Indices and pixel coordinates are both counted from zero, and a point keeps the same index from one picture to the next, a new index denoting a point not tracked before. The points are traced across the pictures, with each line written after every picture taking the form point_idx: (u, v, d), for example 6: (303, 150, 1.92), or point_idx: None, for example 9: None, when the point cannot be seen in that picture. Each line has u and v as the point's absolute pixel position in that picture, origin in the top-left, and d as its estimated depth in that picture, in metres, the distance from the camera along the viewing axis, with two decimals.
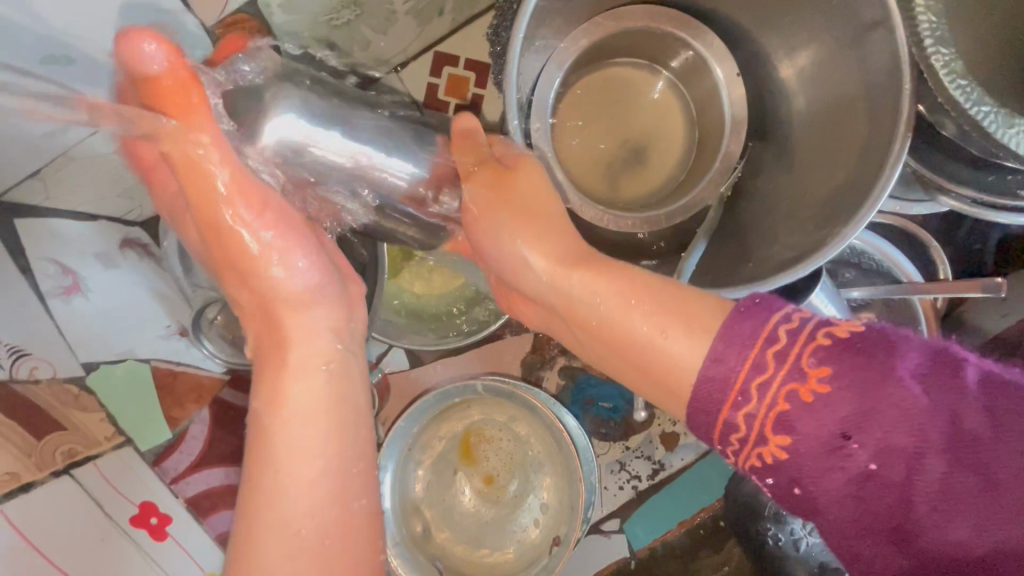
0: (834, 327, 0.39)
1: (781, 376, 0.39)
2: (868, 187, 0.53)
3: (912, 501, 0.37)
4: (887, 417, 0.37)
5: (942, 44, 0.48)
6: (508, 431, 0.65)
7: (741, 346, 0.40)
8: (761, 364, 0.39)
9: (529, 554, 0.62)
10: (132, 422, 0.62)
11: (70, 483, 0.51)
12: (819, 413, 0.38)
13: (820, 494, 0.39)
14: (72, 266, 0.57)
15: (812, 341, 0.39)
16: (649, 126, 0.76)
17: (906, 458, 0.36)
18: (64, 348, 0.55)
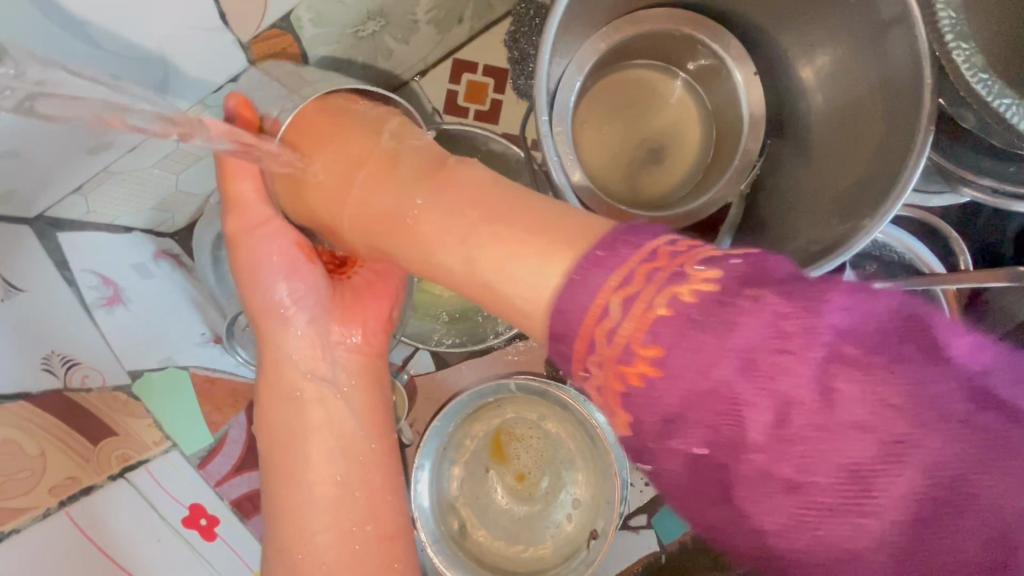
0: (833, 315, 0.32)
1: (645, 311, 0.34)
2: (890, 179, 0.54)
3: (807, 466, 0.32)
4: (776, 369, 0.32)
5: (964, 40, 0.50)
6: (538, 429, 0.66)
7: (612, 274, 0.35)
8: (633, 293, 0.35)
9: (565, 550, 0.63)
10: (177, 427, 0.64)
11: (125, 486, 0.53)
12: (691, 358, 0.33)
13: (692, 458, 0.34)
14: (112, 278, 0.60)
15: (686, 276, 0.34)
16: (668, 127, 0.77)
17: (809, 411, 0.32)
18: (109, 357, 0.57)
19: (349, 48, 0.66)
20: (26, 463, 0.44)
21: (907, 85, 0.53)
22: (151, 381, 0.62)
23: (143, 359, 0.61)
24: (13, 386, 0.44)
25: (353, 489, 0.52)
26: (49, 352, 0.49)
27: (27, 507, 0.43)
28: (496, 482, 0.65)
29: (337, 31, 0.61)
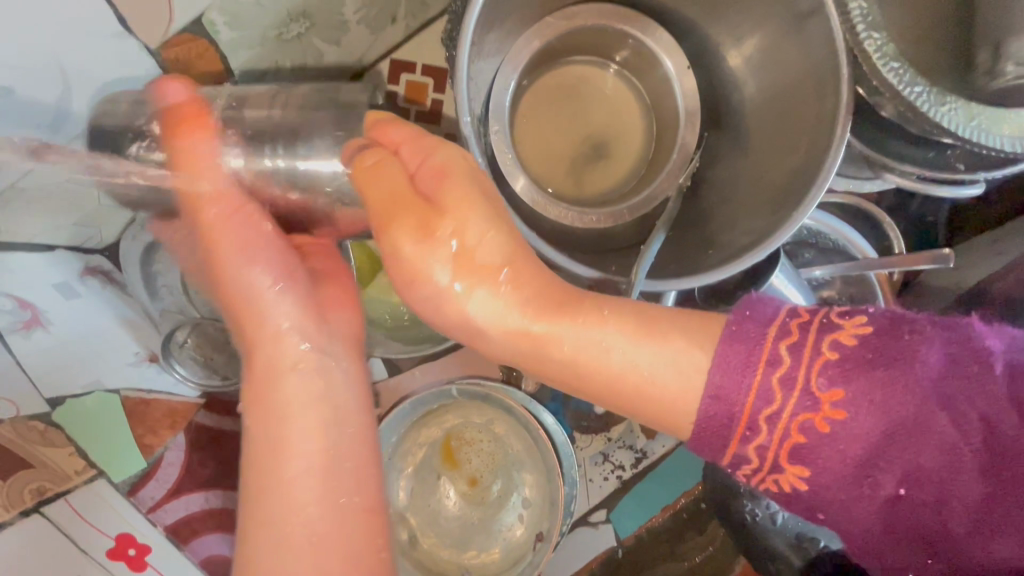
0: (839, 335, 0.37)
1: (792, 403, 0.37)
2: (814, 168, 0.54)
3: (949, 519, 0.37)
4: (910, 442, 0.36)
5: (874, 29, 0.51)
6: (487, 432, 0.66)
7: (741, 372, 0.37)
8: (776, 361, 0.37)
9: (516, 553, 0.63)
10: (103, 454, 0.61)
11: (40, 520, 0.50)
12: (841, 443, 0.37)
13: (844, 519, 0.39)
14: (30, 300, 0.54)
15: (821, 356, 0.37)
16: (608, 121, 0.77)
17: (933, 479, 0.37)
18: (27, 386, 0.53)
19: (276, 52, 0.63)
20: None
21: (828, 75, 0.54)
22: (75, 408, 0.59)
23: (67, 385, 0.58)
24: None
25: (328, 449, 0.43)
26: None
27: None
28: (446, 488, 0.65)
29: (258, 34, 0.59)
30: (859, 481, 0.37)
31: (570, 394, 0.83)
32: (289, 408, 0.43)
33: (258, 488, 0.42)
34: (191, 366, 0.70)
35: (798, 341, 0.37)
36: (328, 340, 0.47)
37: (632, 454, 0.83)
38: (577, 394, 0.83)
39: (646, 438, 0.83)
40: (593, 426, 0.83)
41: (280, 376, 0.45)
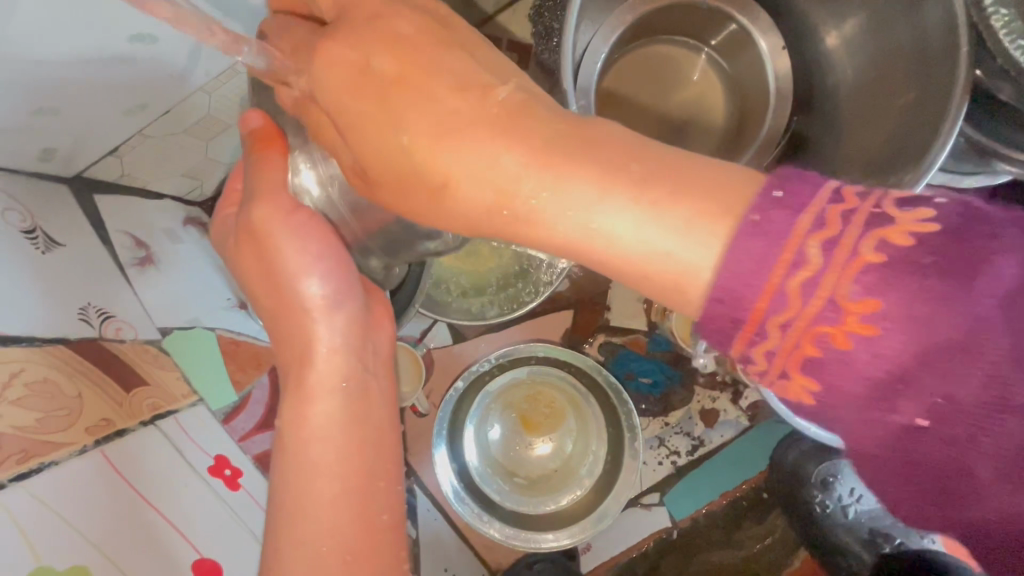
0: (887, 231, 0.28)
1: (831, 269, 0.28)
2: (913, 152, 0.51)
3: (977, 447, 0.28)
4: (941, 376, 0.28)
5: (1004, 3, 0.47)
6: (564, 401, 0.75)
7: (766, 245, 0.29)
8: (825, 219, 0.28)
9: (586, 505, 0.72)
10: (200, 380, 0.64)
11: (104, 461, 0.45)
12: (875, 346, 0.28)
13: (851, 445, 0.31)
14: (144, 241, 0.63)
15: (857, 255, 0.28)
16: (689, 108, 0.75)
17: (973, 417, 0.28)
18: (139, 311, 0.59)
19: None
20: (64, 402, 0.44)
21: (935, 68, 0.52)
22: (180, 337, 0.63)
23: (172, 318, 0.63)
24: (53, 328, 0.47)
25: (364, 442, 0.45)
26: (85, 303, 0.52)
27: (67, 442, 0.43)
28: (536, 447, 0.75)
29: None
30: (875, 402, 0.29)
31: (631, 374, 0.79)
32: (314, 434, 0.43)
33: (280, 456, 0.44)
34: None
35: (831, 231, 0.28)
36: (370, 358, 0.47)
37: (689, 441, 0.79)
38: (638, 375, 0.79)
39: (706, 425, 0.79)
40: (652, 409, 0.79)
41: (306, 397, 0.44)
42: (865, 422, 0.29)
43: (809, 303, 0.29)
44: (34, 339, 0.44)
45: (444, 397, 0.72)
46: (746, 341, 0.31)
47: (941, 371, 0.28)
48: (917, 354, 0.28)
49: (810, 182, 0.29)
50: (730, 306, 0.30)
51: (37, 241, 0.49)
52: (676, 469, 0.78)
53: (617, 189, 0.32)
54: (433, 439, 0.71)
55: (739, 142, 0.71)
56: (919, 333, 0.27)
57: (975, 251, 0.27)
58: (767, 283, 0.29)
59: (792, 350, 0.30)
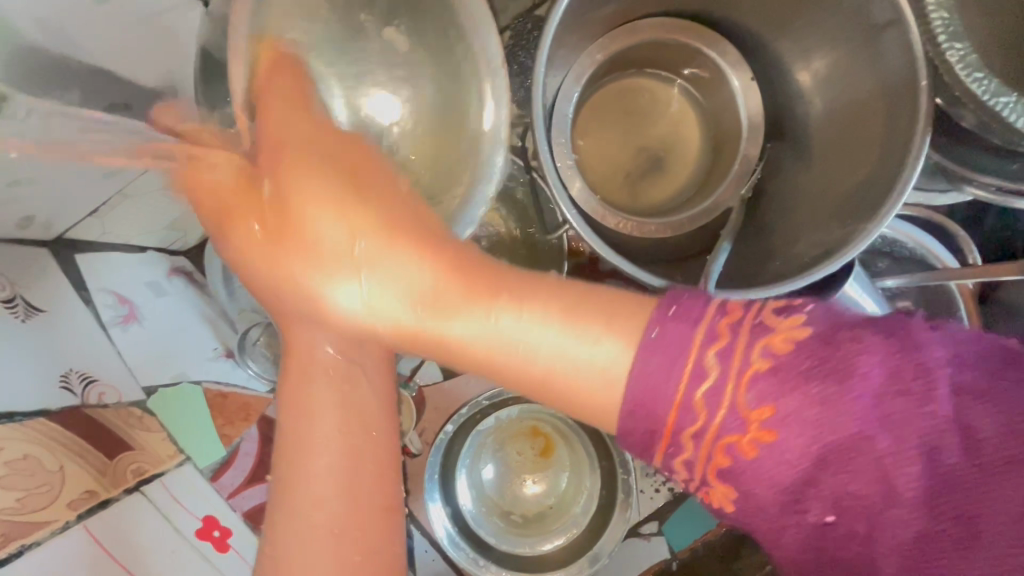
0: (772, 339, 0.35)
1: (724, 383, 0.35)
2: (875, 201, 0.54)
3: (884, 552, 0.34)
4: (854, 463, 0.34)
5: (956, 40, 0.50)
6: (558, 439, 0.75)
7: (672, 357, 0.36)
8: (715, 331, 0.35)
9: (583, 543, 0.71)
10: (188, 439, 0.64)
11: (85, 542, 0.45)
12: (778, 447, 0.35)
13: (789, 537, 0.36)
14: (128, 297, 0.62)
15: (748, 367, 0.35)
16: (666, 139, 0.76)
17: (909, 502, 0.34)
18: (124, 373, 0.58)
19: None
20: (45, 478, 0.44)
21: (903, 109, 0.54)
22: (167, 396, 0.63)
23: (157, 376, 0.62)
24: (34, 400, 0.46)
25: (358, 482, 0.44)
26: (67, 369, 0.51)
27: (49, 520, 0.43)
28: (527, 486, 0.75)
29: None
30: (790, 505, 0.35)
31: None
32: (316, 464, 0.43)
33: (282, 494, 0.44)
34: (261, 362, 0.72)
35: (723, 342, 0.35)
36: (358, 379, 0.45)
37: None
38: None
39: None
40: None
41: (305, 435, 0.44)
42: (789, 526, 0.36)
43: (723, 402, 0.35)
44: (13, 416, 0.44)
45: (435, 439, 0.72)
46: (664, 453, 0.37)
47: (843, 475, 0.34)
48: (815, 458, 0.34)
49: (696, 304, 0.36)
50: (643, 418, 0.36)
51: (17, 310, 0.48)
52: (673, 496, 0.78)
53: (548, 313, 0.39)
54: (425, 484, 0.71)
55: (714, 173, 0.73)
56: (818, 437, 0.34)
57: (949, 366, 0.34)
58: (679, 372, 0.35)
59: (707, 459, 0.36)
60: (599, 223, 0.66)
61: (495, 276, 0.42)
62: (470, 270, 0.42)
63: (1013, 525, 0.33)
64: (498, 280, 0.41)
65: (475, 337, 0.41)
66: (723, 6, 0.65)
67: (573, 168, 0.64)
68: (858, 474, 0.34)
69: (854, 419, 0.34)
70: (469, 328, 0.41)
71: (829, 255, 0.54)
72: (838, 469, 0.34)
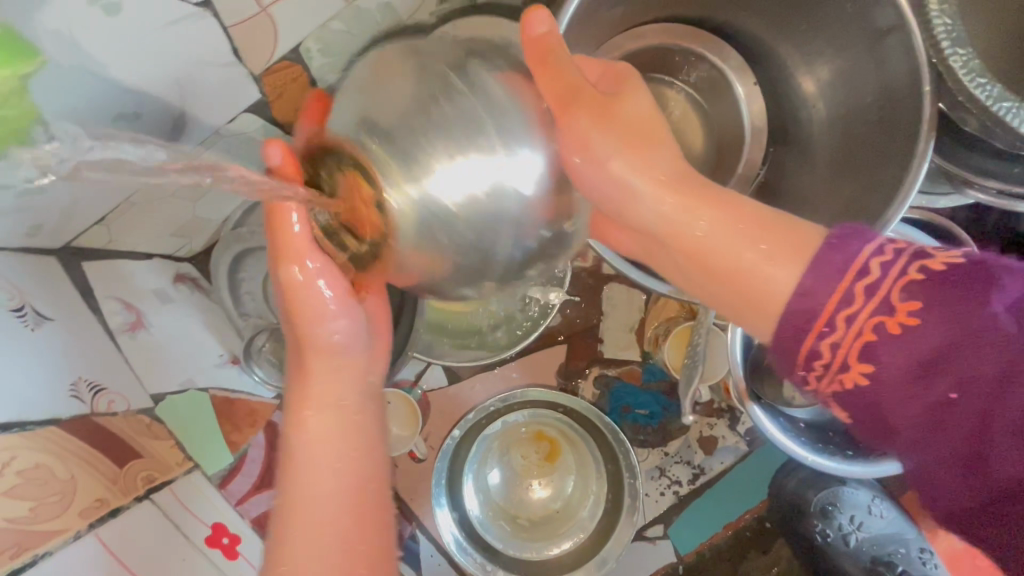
0: (931, 258, 0.35)
1: (870, 307, 0.35)
2: (888, 194, 0.54)
3: (992, 436, 0.33)
4: (977, 352, 0.33)
5: (960, 45, 0.50)
6: (564, 442, 0.76)
7: (831, 277, 0.36)
8: (866, 266, 0.36)
9: (590, 546, 0.72)
10: (197, 446, 0.64)
11: (96, 550, 0.45)
12: (909, 344, 0.35)
13: (896, 419, 0.36)
14: (135, 304, 0.62)
15: (904, 275, 0.35)
16: None
17: (990, 393, 0.33)
18: (131, 381, 0.58)
19: None
20: (57, 487, 0.45)
21: (906, 111, 0.54)
22: (175, 403, 0.63)
23: (165, 382, 0.62)
24: (44, 411, 0.46)
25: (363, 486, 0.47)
26: (76, 378, 0.51)
27: (61, 529, 0.44)
28: (533, 490, 0.75)
29: (344, 57, 0.59)
30: (913, 381, 0.35)
31: (627, 407, 0.77)
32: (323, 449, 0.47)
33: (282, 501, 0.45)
34: (268, 368, 0.71)
35: (888, 260, 0.36)
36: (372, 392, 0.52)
37: (689, 470, 0.78)
38: (634, 408, 0.77)
39: (705, 454, 0.79)
40: (651, 440, 0.78)
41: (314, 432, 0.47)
42: (913, 399, 0.35)
43: (865, 305, 0.36)
44: (25, 424, 0.44)
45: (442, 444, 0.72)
46: (814, 335, 0.37)
47: (972, 358, 0.33)
48: (951, 342, 0.34)
49: (860, 240, 0.37)
50: (813, 300, 0.37)
51: (26, 319, 0.48)
52: (678, 500, 0.78)
53: (711, 225, 0.41)
54: (432, 489, 0.71)
55: (716, 177, 0.74)
56: (955, 327, 0.34)
57: (981, 277, 0.34)
58: (838, 286, 0.36)
59: (853, 339, 0.36)
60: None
61: (712, 194, 0.43)
62: (695, 186, 0.43)
63: None
64: (716, 190, 0.43)
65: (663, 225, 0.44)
66: (726, 12, 0.65)
67: None
68: (947, 374, 0.34)
69: (950, 306, 0.34)
70: (712, 226, 0.41)
71: None
72: (925, 357, 0.34)
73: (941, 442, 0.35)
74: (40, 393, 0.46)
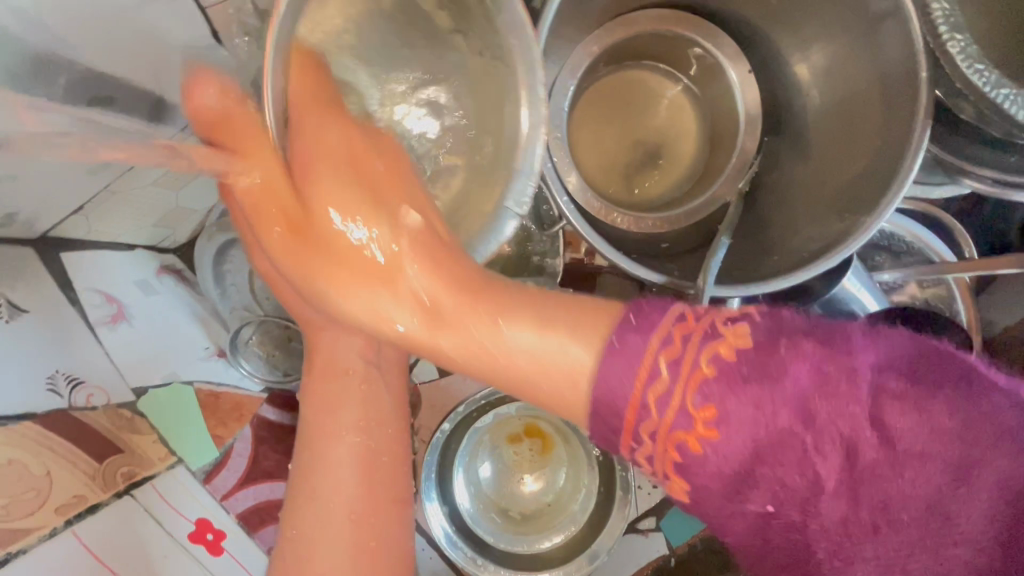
0: (719, 344, 0.34)
1: (679, 390, 0.34)
2: (880, 188, 0.53)
3: (812, 547, 0.33)
4: (784, 460, 0.33)
5: (958, 30, 0.48)
6: (558, 437, 0.75)
7: (632, 357, 0.34)
8: (670, 339, 0.34)
9: (583, 539, 0.71)
10: (180, 441, 0.63)
11: (75, 546, 0.44)
12: (714, 457, 0.33)
13: (730, 536, 0.36)
14: (116, 295, 0.60)
15: (695, 372, 0.33)
16: (663, 132, 0.75)
17: (802, 502, 0.33)
18: (112, 374, 0.57)
19: None
20: (31, 484, 0.43)
21: (902, 100, 0.53)
22: (156, 397, 0.61)
23: (147, 376, 0.61)
24: (17, 405, 0.45)
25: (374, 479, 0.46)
26: (52, 371, 0.50)
27: (33, 527, 0.42)
28: (525, 483, 0.74)
29: None
30: (731, 496, 0.34)
31: None
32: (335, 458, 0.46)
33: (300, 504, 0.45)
34: (255, 362, 0.71)
35: (676, 350, 0.34)
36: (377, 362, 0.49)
37: None
38: None
39: None
40: None
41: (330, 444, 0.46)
42: (733, 517, 0.35)
43: (669, 412, 0.34)
44: None
45: (431, 437, 0.71)
46: (629, 449, 0.36)
47: (780, 467, 0.33)
48: (753, 453, 0.33)
49: (656, 311, 0.35)
50: (609, 415, 0.35)
51: None
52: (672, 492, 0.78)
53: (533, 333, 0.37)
54: (422, 483, 0.70)
55: (712, 166, 0.72)
56: (753, 432, 0.33)
57: (774, 361, 0.33)
58: (635, 370, 0.34)
59: (664, 450, 0.35)
60: (597, 218, 0.65)
61: (483, 289, 0.40)
62: (437, 255, 0.41)
63: (917, 517, 0.33)
64: (490, 288, 0.40)
65: (462, 345, 0.39)
66: None
67: (570, 163, 0.63)
68: (777, 472, 0.33)
69: (758, 406, 0.33)
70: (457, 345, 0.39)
71: (827, 250, 0.53)
72: (790, 452, 0.33)
73: (773, 550, 0.35)
74: (12, 388, 0.45)
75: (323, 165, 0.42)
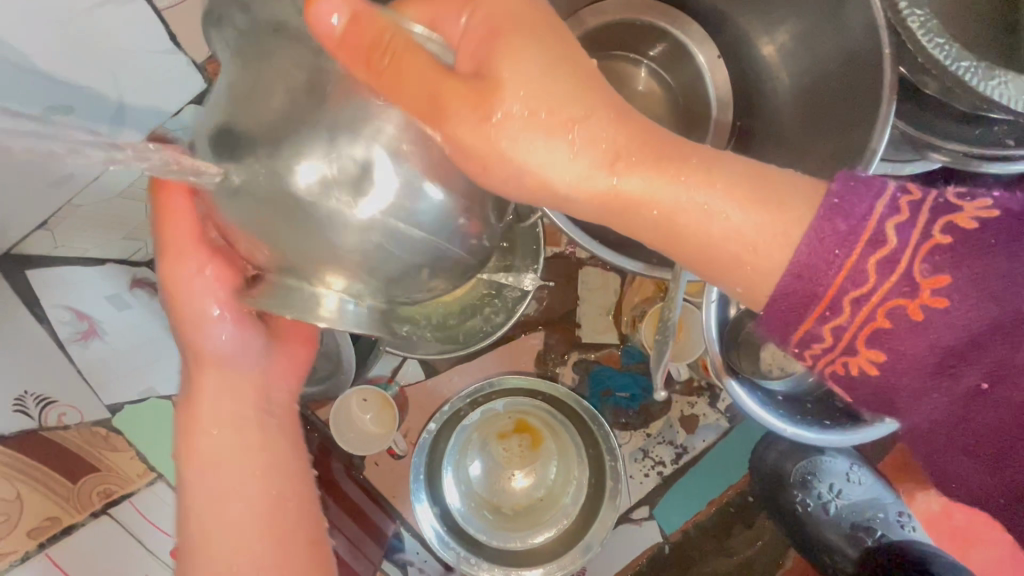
0: (955, 217, 0.31)
1: (884, 286, 0.32)
2: (851, 163, 0.53)
3: (1022, 423, 0.31)
4: (1016, 330, 0.31)
5: (917, 5, 0.50)
6: (547, 431, 0.75)
7: (836, 237, 0.32)
8: (896, 208, 0.31)
9: (575, 534, 0.71)
10: (160, 457, 0.61)
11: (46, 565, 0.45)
12: (924, 333, 0.32)
13: (915, 415, 0.34)
14: (86, 311, 0.57)
15: (927, 241, 0.31)
16: None
17: (1023, 375, 0.31)
18: (84, 392, 0.55)
19: None
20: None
21: (868, 75, 0.53)
22: (133, 413, 0.60)
23: (122, 393, 0.60)
24: None
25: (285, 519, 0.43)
26: (21, 392, 0.47)
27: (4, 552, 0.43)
28: (515, 480, 0.74)
29: None
30: (937, 369, 0.32)
31: (607, 391, 0.77)
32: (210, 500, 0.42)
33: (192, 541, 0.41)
34: None
35: (906, 218, 0.31)
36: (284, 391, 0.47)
37: (672, 450, 0.78)
38: (614, 391, 0.77)
39: (688, 433, 0.78)
40: (633, 422, 0.77)
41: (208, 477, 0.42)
42: (935, 389, 0.33)
43: (878, 291, 0.32)
44: None
45: (419, 438, 0.71)
46: (816, 321, 0.33)
47: (1004, 340, 0.31)
48: (974, 328, 0.31)
49: (866, 189, 0.32)
50: (808, 281, 0.32)
51: None
52: (664, 480, 0.78)
53: (727, 195, 0.34)
54: (411, 485, 0.70)
55: None
56: (979, 305, 0.31)
57: (1019, 234, 0.31)
58: (841, 262, 0.32)
59: (862, 325, 0.33)
60: None
61: (672, 154, 0.36)
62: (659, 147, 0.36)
63: None
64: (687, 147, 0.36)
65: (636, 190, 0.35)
66: None
67: None
68: (986, 350, 0.31)
69: (967, 281, 0.31)
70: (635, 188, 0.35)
71: None
72: (997, 321, 0.31)
73: (956, 429, 0.33)
74: None
75: (510, 26, 0.35)
